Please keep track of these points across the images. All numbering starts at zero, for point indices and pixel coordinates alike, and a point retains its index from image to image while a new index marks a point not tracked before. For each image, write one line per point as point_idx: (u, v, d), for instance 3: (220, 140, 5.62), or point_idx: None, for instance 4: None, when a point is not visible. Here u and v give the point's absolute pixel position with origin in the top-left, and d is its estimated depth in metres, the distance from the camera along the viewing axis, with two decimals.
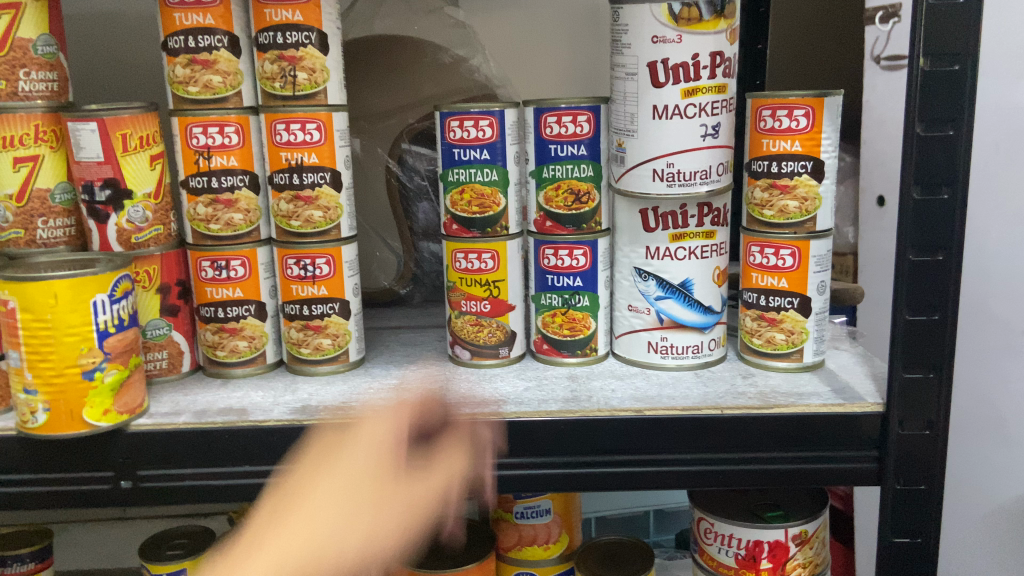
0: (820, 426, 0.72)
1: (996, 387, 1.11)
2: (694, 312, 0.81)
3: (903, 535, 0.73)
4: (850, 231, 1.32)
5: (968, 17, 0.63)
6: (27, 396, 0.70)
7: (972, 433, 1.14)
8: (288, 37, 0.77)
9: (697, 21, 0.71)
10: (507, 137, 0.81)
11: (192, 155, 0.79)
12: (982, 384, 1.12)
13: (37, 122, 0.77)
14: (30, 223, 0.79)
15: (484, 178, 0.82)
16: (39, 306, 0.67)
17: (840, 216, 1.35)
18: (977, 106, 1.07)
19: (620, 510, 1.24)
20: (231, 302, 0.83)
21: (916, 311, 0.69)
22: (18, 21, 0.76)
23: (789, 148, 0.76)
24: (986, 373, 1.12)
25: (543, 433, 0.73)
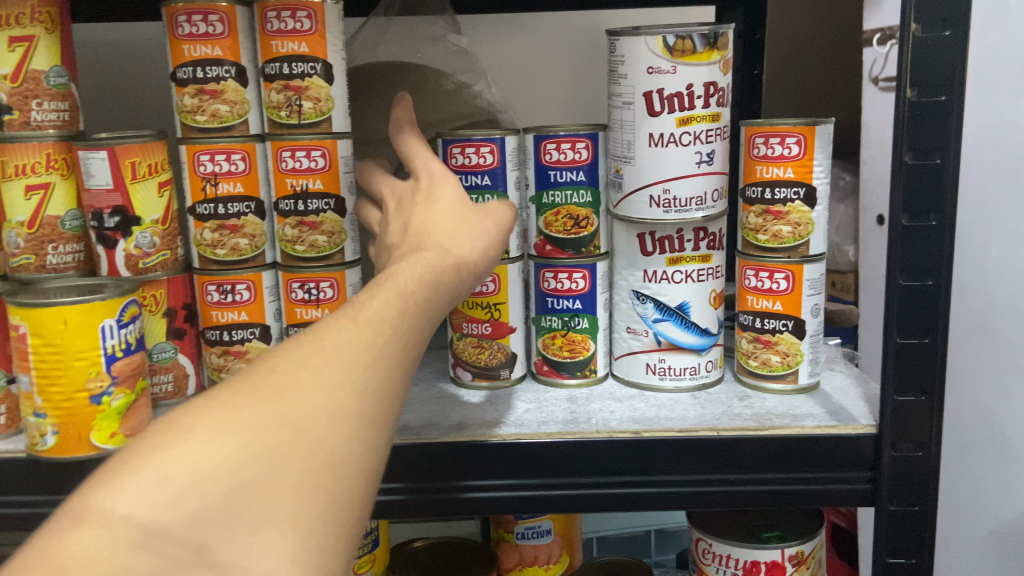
0: (814, 447, 0.73)
1: (1001, 406, 1.13)
2: (691, 334, 0.83)
3: (897, 555, 0.74)
4: (851, 250, 1.35)
5: (954, 49, 0.65)
6: (37, 419, 0.72)
7: (980, 451, 1.17)
8: (294, 68, 0.79)
9: (690, 53, 0.74)
10: (507, 164, 0.82)
11: (199, 183, 0.81)
12: (989, 402, 1.15)
13: (48, 150, 0.80)
14: (41, 249, 0.81)
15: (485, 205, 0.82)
16: (49, 332, 0.69)
17: (840, 235, 1.37)
18: (979, 124, 1.11)
19: (621, 531, 1.26)
20: (236, 325, 0.85)
21: (908, 334, 0.71)
22: (32, 53, 0.78)
23: (783, 174, 0.78)
24: (991, 392, 1.15)
25: (544, 454, 0.74)
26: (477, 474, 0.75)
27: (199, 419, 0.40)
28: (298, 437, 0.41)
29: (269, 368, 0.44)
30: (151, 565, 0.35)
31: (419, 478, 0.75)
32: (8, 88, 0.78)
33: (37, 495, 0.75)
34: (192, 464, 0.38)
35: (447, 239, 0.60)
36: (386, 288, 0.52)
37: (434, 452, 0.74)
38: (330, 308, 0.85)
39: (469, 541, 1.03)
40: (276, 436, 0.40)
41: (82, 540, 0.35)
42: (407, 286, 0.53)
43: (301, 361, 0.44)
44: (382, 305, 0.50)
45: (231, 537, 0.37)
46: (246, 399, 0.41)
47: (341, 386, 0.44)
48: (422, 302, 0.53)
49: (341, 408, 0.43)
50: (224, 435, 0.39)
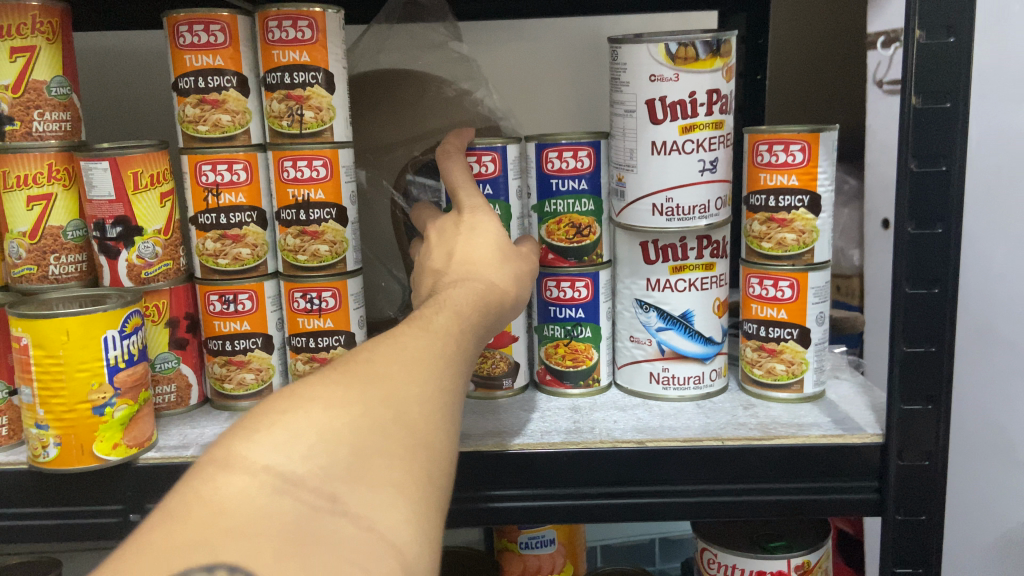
0: (820, 457, 0.73)
1: (1006, 411, 1.13)
2: (695, 343, 0.82)
3: (904, 566, 0.73)
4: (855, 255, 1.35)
5: (957, 57, 0.65)
6: (39, 431, 0.71)
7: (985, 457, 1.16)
8: (295, 77, 0.78)
9: (693, 60, 0.73)
10: (508, 172, 0.82)
11: (201, 192, 0.81)
12: (995, 407, 1.14)
13: (49, 161, 0.80)
14: (42, 260, 0.81)
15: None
16: (51, 343, 0.69)
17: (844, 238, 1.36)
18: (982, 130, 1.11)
19: (624, 538, 1.25)
20: (238, 335, 0.84)
21: (914, 343, 0.70)
22: (33, 64, 0.78)
23: (787, 182, 0.77)
24: (997, 397, 1.14)
25: (547, 465, 0.74)
26: (479, 485, 0.74)
27: (316, 389, 0.44)
28: (404, 415, 0.45)
29: (368, 356, 0.48)
30: (294, 507, 0.38)
31: None
32: (10, 98, 0.78)
33: (38, 506, 0.75)
34: (319, 427, 0.42)
35: (491, 268, 0.64)
36: (449, 302, 0.58)
37: None
38: (333, 318, 0.84)
39: (472, 549, 1.02)
40: (384, 413, 0.44)
41: (227, 482, 0.38)
42: (465, 304, 0.58)
43: (394, 355, 0.49)
44: (447, 320, 0.55)
45: (359, 492, 0.40)
46: (354, 379, 0.45)
47: (428, 381, 0.48)
48: (476, 322, 0.58)
49: (435, 398, 0.48)
50: (345, 401, 0.43)
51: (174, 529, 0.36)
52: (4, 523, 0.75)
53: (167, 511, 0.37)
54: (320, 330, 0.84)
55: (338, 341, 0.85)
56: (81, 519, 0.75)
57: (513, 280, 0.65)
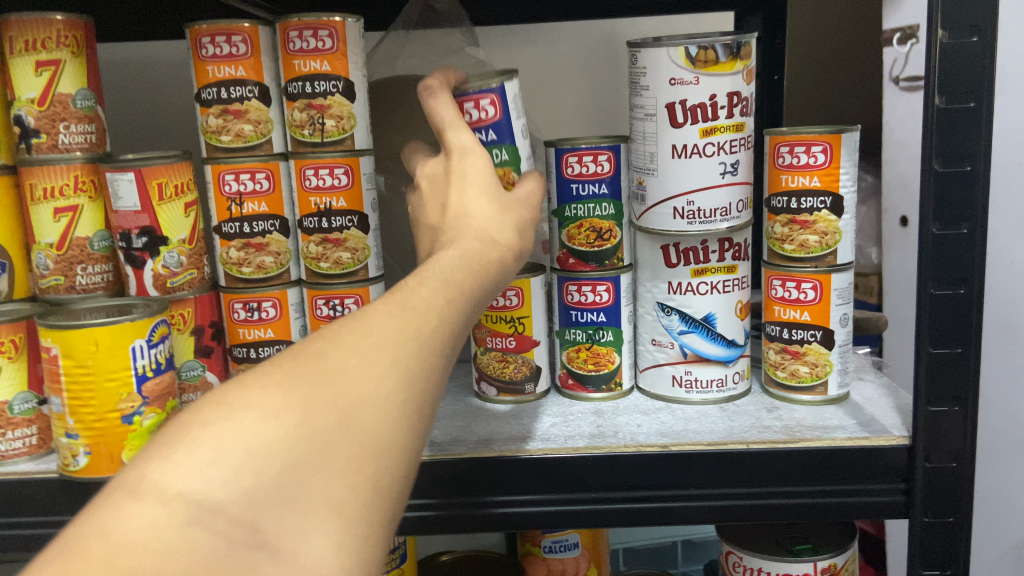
0: (846, 460, 0.72)
1: None
2: (718, 346, 0.82)
3: (932, 568, 0.73)
4: (874, 252, 1.34)
5: (981, 56, 0.64)
6: (68, 440, 0.72)
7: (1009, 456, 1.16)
8: (316, 86, 0.79)
9: (713, 63, 0.73)
10: (511, 112, 0.72)
11: (225, 202, 0.82)
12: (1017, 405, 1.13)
13: (76, 173, 0.81)
14: (70, 271, 0.82)
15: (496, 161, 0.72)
16: (80, 353, 0.69)
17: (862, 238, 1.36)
18: (1001, 128, 1.11)
19: (647, 541, 1.25)
20: (262, 342, 0.85)
21: (940, 344, 0.70)
22: (58, 77, 0.79)
23: (809, 184, 0.77)
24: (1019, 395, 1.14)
25: (571, 469, 0.74)
26: (501, 490, 0.74)
27: (249, 395, 0.41)
28: (351, 421, 0.42)
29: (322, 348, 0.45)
30: (209, 540, 0.36)
31: (444, 494, 0.74)
32: (36, 111, 0.79)
33: (64, 515, 0.75)
34: (247, 442, 0.39)
35: (491, 222, 0.59)
36: (441, 271, 0.53)
37: (460, 468, 0.74)
38: None
39: (494, 554, 1.02)
40: (329, 421, 0.42)
41: (133, 513, 0.36)
42: (460, 275, 0.54)
43: (351, 346, 0.45)
44: (431, 292, 0.51)
45: (282, 516, 0.39)
46: (304, 377, 0.43)
47: (391, 374, 0.45)
48: (470, 289, 0.54)
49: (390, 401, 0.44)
50: (283, 402, 0.41)
51: (72, 565, 0.34)
52: (32, 531, 0.76)
53: (66, 546, 0.35)
54: None
55: None
56: None
57: (514, 232, 0.60)
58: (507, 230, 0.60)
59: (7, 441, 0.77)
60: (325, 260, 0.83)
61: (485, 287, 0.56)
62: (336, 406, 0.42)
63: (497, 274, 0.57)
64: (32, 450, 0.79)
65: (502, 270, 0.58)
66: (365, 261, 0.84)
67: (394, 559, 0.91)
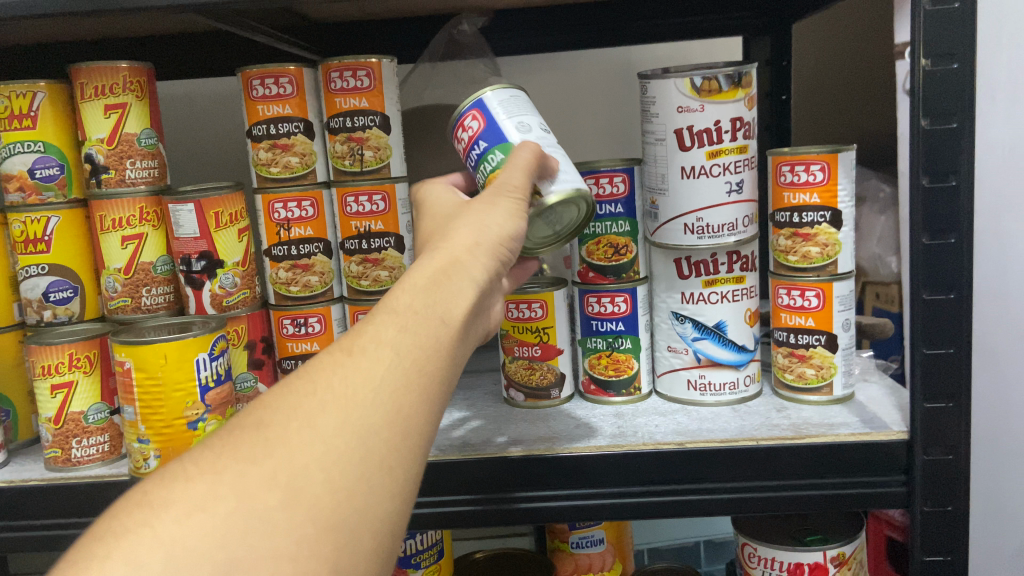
0: (850, 454, 0.78)
1: None
2: (729, 351, 0.88)
3: (934, 554, 0.78)
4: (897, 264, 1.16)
5: (962, 81, 0.71)
6: (141, 445, 0.80)
7: None
8: (356, 121, 0.87)
9: (717, 92, 0.80)
10: (497, 116, 0.71)
11: (274, 228, 0.90)
12: None
13: (141, 205, 0.89)
14: (136, 292, 0.90)
15: (493, 165, 0.70)
16: (150, 366, 0.77)
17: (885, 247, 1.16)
18: None
19: (672, 541, 1.31)
20: (309, 354, 0.93)
21: (934, 345, 0.75)
22: (125, 118, 0.87)
23: (809, 200, 0.83)
24: None
25: (594, 466, 0.80)
26: (528, 485, 0.81)
27: (180, 486, 0.43)
28: (299, 489, 0.44)
29: (263, 417, 0.47)
30: None
31: (477, 490, 0.81)
32: (106, 150, 0.87)
33: None
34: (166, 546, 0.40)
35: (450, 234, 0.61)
36: (394, 300, 0.54)
37: (492, 467, 0.80)
38: None
39: (526, 551, 1.09)
40: (274, 495, 0.43)
41: None
42: (415, 300, 0.54)
43: (295, 408, 0.47)
44: (380, 329, 0.52)
45: None
46: (251, 445, 0.45)
47: (340, 435, 0.47)
48: (428, 310, 0.54)
49: (347, 457, 0.46)
50: (213, 484, 0.43)
51: None
52: None
53: None
54: None
55: None
56: None
57: (473, 229, 0.61)
58: (461, 236, 0.60)
59: (82, 447, 0.85)
60: (365, 277, 0.91)
61: (451, 296, 0.55)
62: (280, 476, 0.44)
63: (464, 285, 0.57)
64: (105, 456, 0.87)
65: (469, 281, 0.57)
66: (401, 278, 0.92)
67: (433, 555, 0.98)
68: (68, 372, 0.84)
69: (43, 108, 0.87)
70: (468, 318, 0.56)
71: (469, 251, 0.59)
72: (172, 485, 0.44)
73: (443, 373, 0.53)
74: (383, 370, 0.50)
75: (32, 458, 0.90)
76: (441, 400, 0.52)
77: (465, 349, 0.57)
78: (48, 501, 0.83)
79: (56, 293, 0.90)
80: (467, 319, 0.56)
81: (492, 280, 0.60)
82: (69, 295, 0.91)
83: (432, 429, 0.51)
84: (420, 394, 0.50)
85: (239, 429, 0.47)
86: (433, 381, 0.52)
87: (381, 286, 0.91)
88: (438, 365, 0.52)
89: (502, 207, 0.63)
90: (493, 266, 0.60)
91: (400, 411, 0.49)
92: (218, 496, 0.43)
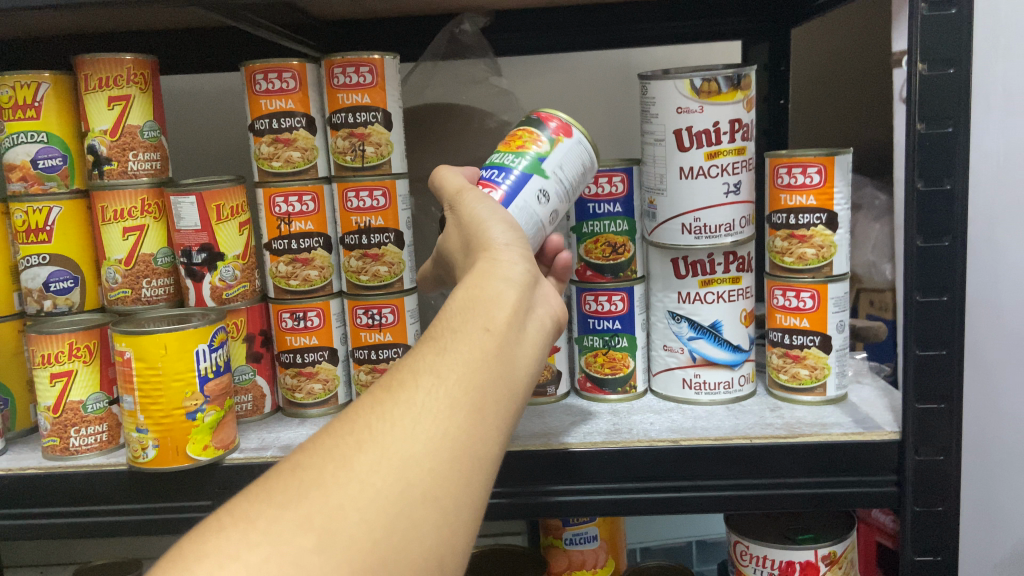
0: (843, 453, 0.79)
1: None
2: (724, 351, 0.89)
3: (925, 554, 0.79)
4: (889, 269, 1.14)
5: (957, 87, 0.72)
6: (140, 434, 0.80)
7: None
8: (358, 117, 0.88)
9: (716, 93, 0.81)
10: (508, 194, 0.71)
11: (275, 221, 0.91)
12: None
13: (143, 197, 0.90)
14: (136, 284, 0.91)
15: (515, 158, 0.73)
16: (150, 355, 0.78)
17: (878, 253, 1.15)
18: None
19: (664, 542, 1.32)
20: (308, 348, 0.94)
21: (927, 346, 0.76)
22: (128, 110, 0.88)
23: (805, 202, 0.84)
24: None
25: (590, 464, 0.81)
26: (531, 480, 0.82)
27: (211, 544, 0.43)
28: (333, 532, 0.43)
29: (296, 462, 0.47)
30: None
31: None
32: (109, 141, 0.88)
33: (138, 502, 0.84)
34: None
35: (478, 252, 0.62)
36: (433, 327, 0.55)
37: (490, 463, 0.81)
38: (391, 331, 0.93)
39: (519, 547, 1.10)
40: (309, 538, 0.43)
41: None
42: (451, 319, 0.55)
43: (331, 450, 0.47)
44: (421, 359, 0.51)
45: None
46: (285, 492, 0.45)
47: (376, 470, 0.46)
48: (469, 330, 0.53)
49: (382, 487, 0.45)
50: (246, 534, 0.43)
51: None
52: (108, 518, 0.84)
53: None
54: (380, 343, 0.94)
55: (397, 353, 0.94)
56: (173, 514, 0.84)
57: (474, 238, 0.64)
58: (478, 254, 0.63)
59: (80, 436, 0.86)
60: (364, 272, 0.92)
61: (489, 310, 0.55)
62: (315, 519, 0.44)
63: (499, 287, 0.57)
64: (103, 446, 0.87)
65: (502, 281, 0.58)
66: (400, 274, 0.93)
67: None
68: (67, 361, 0.84)
69: (47, 99, 0.87)
70: (515, 319, 0.56)
71: (490, 258, 0.61)
72: (203, 535, 0.44)
73: (494, 381, 0.52)
74: (424, 397, 0.49)
75: (29, 447, 0.91)
76: (496, 413, 0.51)
77: (524, 351, 0.56)
78: (47, 490, 0.83)
79: (56, 284, 0.91)
80: (512, 319, 0.55)
81: (527, 270, 0.61)
82: (70, 285, 0.92)
83: (490, 449, 0.50)
84: (468, 412, 0.49)
85: (275, 473, 0.47)
86: (483, 394, 0.51)
87: (380, 281, 0.92)
88: (487, 376, 0.51)
89: (485, 209, 0.66)
90: (520, 256, 0.62)
91: (446, 437, 0.48)
92: (253, 546, 0.42)
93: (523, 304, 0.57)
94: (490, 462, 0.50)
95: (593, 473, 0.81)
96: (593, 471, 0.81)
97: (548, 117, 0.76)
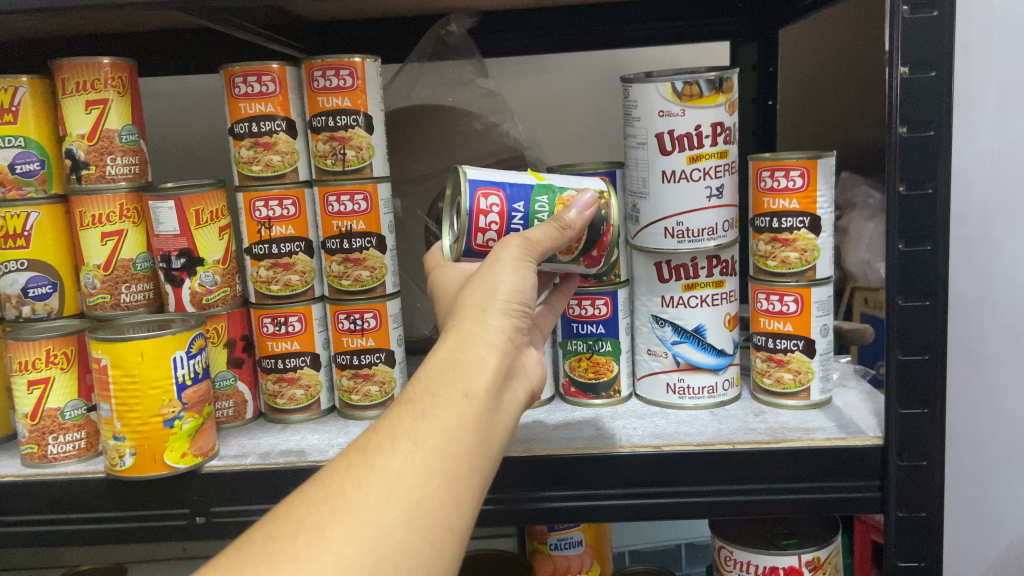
0: (826, 459, 0.79)
1: (995, 395, 1.25)
2: (707, 355, 0.89)
3: (909, 561, 0.78)
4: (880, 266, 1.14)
5: (940, 91, 0.71)
6: (116, 442, 0.79)
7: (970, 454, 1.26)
8: (338, 121, 0.87)
9: (698, 97, 0.80)
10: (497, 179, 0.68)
11: (255, 226, 0.90)
12: (982, 395, 1.26)
13: (121, 201, 0.89)
14: (115, 289, 0.90)
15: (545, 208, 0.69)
16: (127, 362, 0.77)
17: (871, 250, 1.15)
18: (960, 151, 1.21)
19: (651, 544, 1.32)
20: (289, 353, 0.93)
21: (910, 351, 0.76)
22: (106, 115, 0.87)
23: (789, 205, 0.83)
24: (988, 392, 1.25)
25: (573, 470, 0.80)
26: (514, 489, 0.81)
27: None
28: None
29: (266, 533, 0.46)
30: None
31: None
32: (86, 145, 0.86)
33: (113, 511, 0.83)
34: None
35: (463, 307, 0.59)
36: (412, 386, 0.54)
37: None
38: (374, 336, 0.93)
39: (506, 552, 1.09)
40: None
41: None
42: (430, 379, 0.54)
43: (304, 519, 0.47)
44: (395, 427, 0.51)
45: None
46: (256, 565, 0.44)
47: (350, 539, 0.46)
48: (448, 400, 0.53)
49: (356, 562, 0.45)
50: None
51: None
52: (83, 528, 0.83)
53: None
54: (362, 348, 0.92)
55: (379, 359, 0.93)
56: (153, 524, 0.83)
57: (476, 293, 0.59)
58: (471, 304, 0.59)
59: (58, 444, 0.85)
60: (346, 277, 0.91)
61: (471, 379, 0.54)
62: None
63: (483, 352, 0.56)
64: (81, 453, 0.86)
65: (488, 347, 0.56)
66: (382, 279, 0.92)
67: None
68: (45, 368, 0.84)
69: (24, 103, 0.86)
70: (496, 385, 0.55)
71: (479, 316, 0.58)
72: None
73: (470, 452, 0.52)
74: (400, 464, 0.49)
75: (9, 454, 0.90)
76: (470, 484, 0.51)
77: (499, 417, 0.56)
78: (24, 499, 0.83)
79: (35, 289, 0.90)
80: (493, 383, 0.55)
81: (513, 338, 0.58)
82: (48, 291, 0.91)
83: (462, 518, 0.50)
84: (442, 481, 0.50)
85: (247, 541, 0.47)
86: (458, 463, 0.51)
87: (362, 286, 0.91)
88: (461, 448, 0.51)
89: (508, 260, 0.61)
90: (510, 325, 0.58)
91: (417, 512, 0.48)
92: None
93: (504, 369, 0.56)
94: (459, 532, 0.50)
95: (576, 481, 0.81)
96: (576, 480, 0.81)
97: (598, 246, 0.74)
